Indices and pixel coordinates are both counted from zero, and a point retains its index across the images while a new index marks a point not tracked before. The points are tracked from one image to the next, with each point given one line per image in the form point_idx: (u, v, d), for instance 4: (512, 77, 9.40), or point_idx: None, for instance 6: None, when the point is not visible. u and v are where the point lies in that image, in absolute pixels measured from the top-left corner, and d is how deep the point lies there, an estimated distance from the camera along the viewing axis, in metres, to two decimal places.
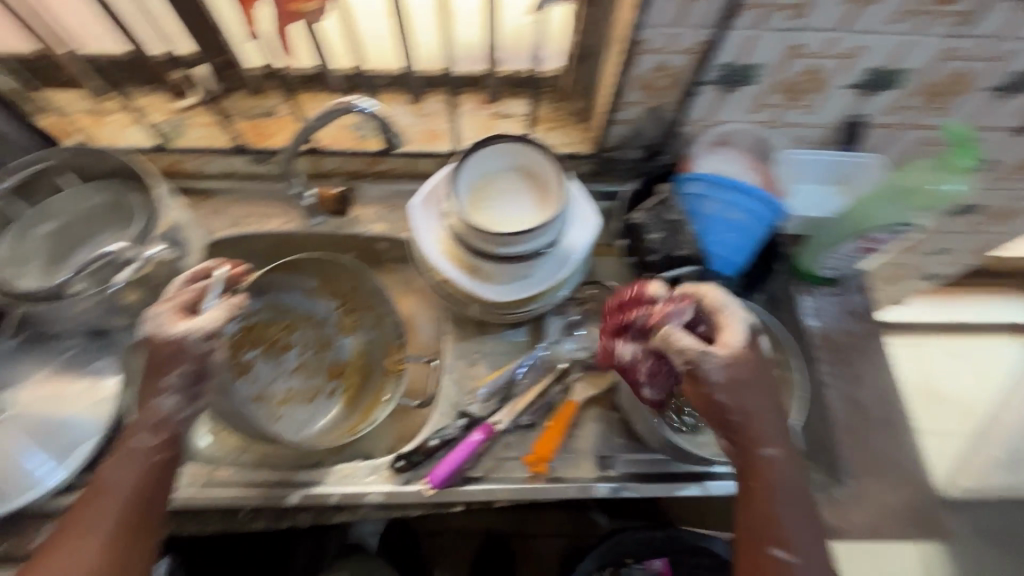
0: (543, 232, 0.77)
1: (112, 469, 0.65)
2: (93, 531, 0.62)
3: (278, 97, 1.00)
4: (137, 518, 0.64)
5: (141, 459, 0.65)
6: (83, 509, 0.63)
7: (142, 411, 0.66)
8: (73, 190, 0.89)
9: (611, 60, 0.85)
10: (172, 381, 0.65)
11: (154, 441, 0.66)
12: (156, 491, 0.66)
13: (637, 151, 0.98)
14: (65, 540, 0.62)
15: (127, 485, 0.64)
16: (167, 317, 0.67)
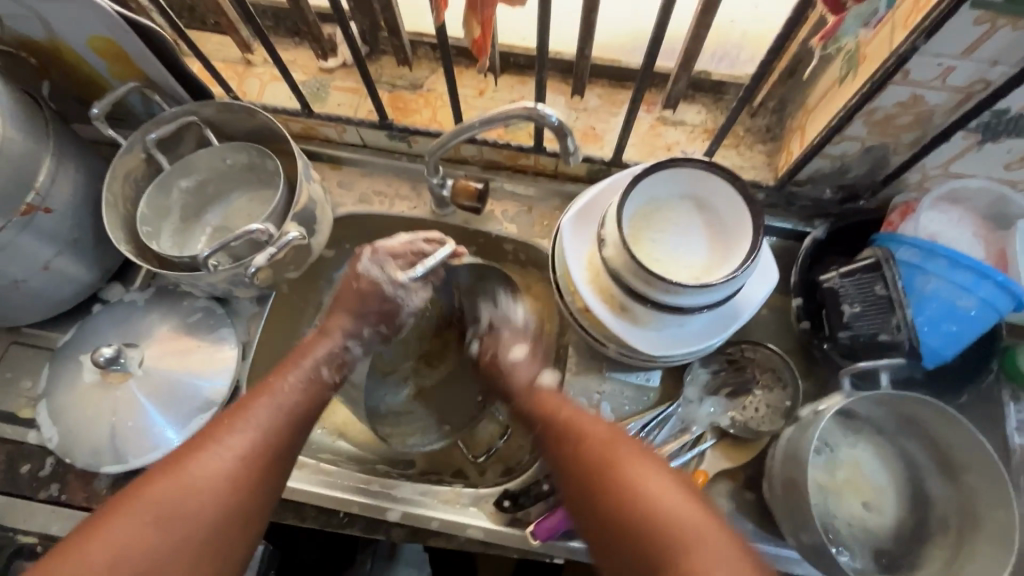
0: (720, 287, 0.65)
1: (259, 402, 0.65)
2: (228, 460, 0.59)
3: (427, 70, 0.92)
4: (268, 462, 0.62)
5: (287, 400, 0.66)
6: (222, 435, 0.61)
7: (304, 359, 0.70)
8: (216, 144, 0.84)
9: (838, 83, 0.69)
10: (367, 333, 0.75)
11: (314, 373, 0.69)
12: (291, 440, 0.65)
13: (831, 190, 0.81)
14: (194, 462, 0.59)
15: (269, 422, 0.64)
16: (387, 264, 0.74)
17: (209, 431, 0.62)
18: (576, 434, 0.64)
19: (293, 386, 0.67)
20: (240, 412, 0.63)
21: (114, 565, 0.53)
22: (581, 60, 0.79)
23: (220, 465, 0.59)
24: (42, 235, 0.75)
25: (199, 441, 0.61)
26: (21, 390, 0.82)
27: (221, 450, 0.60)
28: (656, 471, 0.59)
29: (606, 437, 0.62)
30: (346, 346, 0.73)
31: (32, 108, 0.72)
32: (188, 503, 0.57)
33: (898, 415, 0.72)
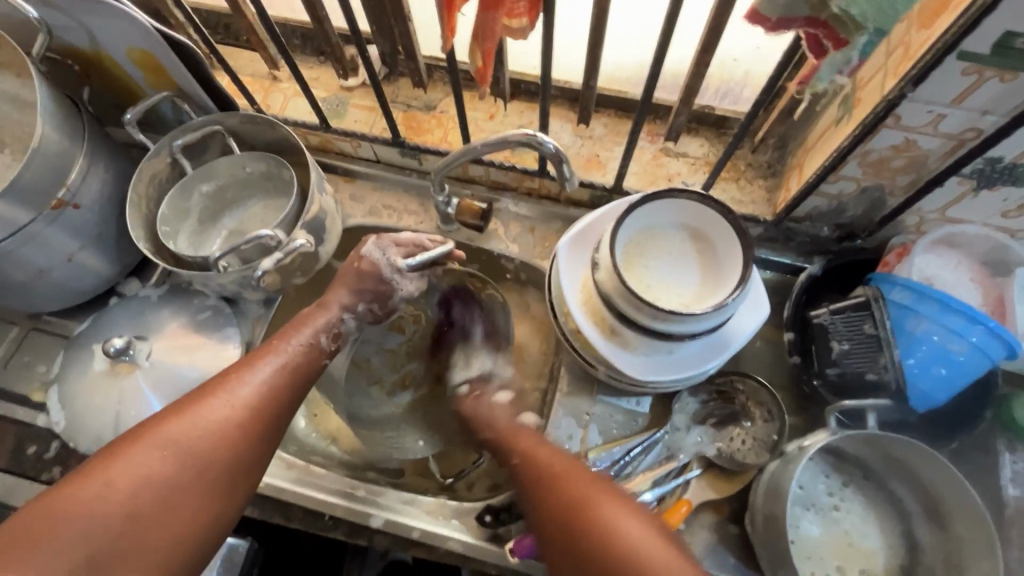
0: (709, 316, 0.66)
1: (264, 357, 0.68)
2: (239, 407, 0.62)
3: (441, 92, 0.96)
4: (273, 414, 0.65)
5: (292, 358, 0.69)
6: (234, 385, 0.64)
7: (304, 327, 0.72)
8: (237, 153, 0.89)
9: (835, 124, 0.70)
10: (361, 310, 0.77)
11: (313, 340, 0.72)
12: (295, 395, 0.68)
13: (829, 228, 0.82)
14: (205, 407, 0.61)
15: (277, 376, 0.67)
16: (387, 249, 0.77)
17: (220, 381, 0.64)
18: (561, 482, 0.64)
19: (297, 346, 0.70)
20: (249, 366, 0.66)
21: (132, 492, 0.55)
22: (587, 90, 0.82)
23: (231, 411, 0.62)
24: (68, 229, 0.79)
25: (209, 389, 0.64)
26: (36, 374, 0.86)
27: (232, 397, 0.63)
28: (633, 514, 0.60)
29: (583, 478, 0.63)
30: (342, 318, 0.75)
31: (71, 111, 0.78)
32: (201, 443, 0.59)
33: (886, 458, 0.72)
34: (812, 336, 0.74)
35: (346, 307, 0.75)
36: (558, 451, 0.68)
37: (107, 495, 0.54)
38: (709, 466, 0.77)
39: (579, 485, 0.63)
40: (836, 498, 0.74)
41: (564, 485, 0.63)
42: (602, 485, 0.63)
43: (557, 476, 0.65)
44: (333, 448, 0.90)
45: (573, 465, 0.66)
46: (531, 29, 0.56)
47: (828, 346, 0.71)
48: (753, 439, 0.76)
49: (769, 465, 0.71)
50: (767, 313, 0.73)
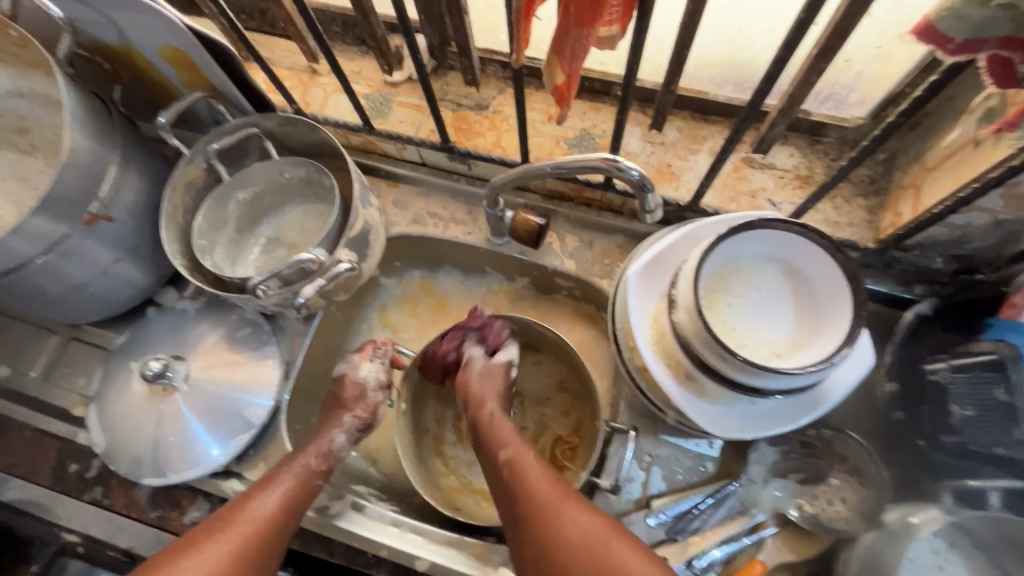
0: (808, 375, 0.57)
1: (263, 489, 0.65)
2: (240, 544, 0.60)
3: (495, 89, 0.87)
4: (270, 549, 0.62)
5: (289, 485, 0.66)
6: (233, 524, 0.61)
7: (303, 448, 0.70)
8: (274, 158, 0.82)
9: (973, 146, 0.58)
10: (348, 421, 0.73)
11: (316, 466, 0.69)
12: (293, 527, 0.65)
13: (944, 259, 0.70)
14: (201, 551, 0.58)
15: (277, 510, 0.64)
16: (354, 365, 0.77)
17: (216, 521, 0.61)
18: (534, 507, 0.60)
19: (297, 467, 0.68)
20: (245, 503, 0.63)
21: None
22: (665, 93, 0.72)
23: (228, 551, 0.59)
24: (104, 242, 0.75)
25: (203, 532, 0.60)
26: (76, 387, 0.84)
27: (227, 539, 0.59)
28: (610, 533, 0.55)
29: (554, 495, 0.60)
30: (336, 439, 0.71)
31: (101, 115, 0.72)
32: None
33: (1006, 538, 0.61)
34: (921, 393, 0.66)
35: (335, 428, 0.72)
36: (535, 456, 0.65)
37: None
38: (786, 524, 0.69)
39: (548, 497, 0.60)
40: (941, 559, 0.64)
41: (541, 507, 0.59)
42: (573, 500, 0.59)
43: (530, 502, 0.60)
44: (374, 474, 0.86)
45: (545, 478, 0.62)
46: (622, 37, 0.47)
47: (946, 410, 0.63)
48: (844, 501, 0.68)
49: (863, 536, 0.65)
50: (871, 365, 0.63)
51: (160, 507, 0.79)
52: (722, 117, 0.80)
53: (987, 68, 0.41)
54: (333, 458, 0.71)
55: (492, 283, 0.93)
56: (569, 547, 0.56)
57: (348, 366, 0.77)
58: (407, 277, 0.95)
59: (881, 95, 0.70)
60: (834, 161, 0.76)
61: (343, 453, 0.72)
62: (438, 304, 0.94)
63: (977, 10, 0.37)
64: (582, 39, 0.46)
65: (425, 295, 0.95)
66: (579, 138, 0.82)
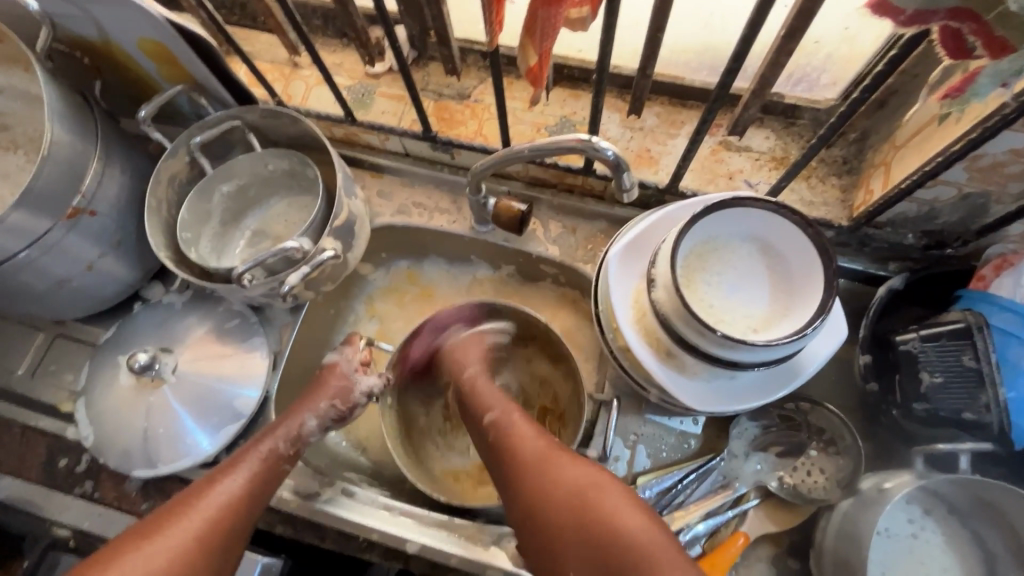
0: (784, 347, 0.59)
1: (228, 472, 0.65)
2: (198, 529, 0.59)
3: (476, 79, 0.88)
4: (232, 532, 0.61)
5: (255, 467, 0.66)
6: (198, 504, 0.61)
7: (271, 432, 0.70)
8: (259, 150, 0.82)
9: (938, 121, 0.60)
10: (324, 408, 0.74)
11: (286, 450, 0.70)
12: (256, 512, 0.64)
13: (915, 235, 0.72)
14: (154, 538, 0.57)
15: (242, 492, 0.64)
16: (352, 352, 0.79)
17: (177, 504, 0.61)
18: (522, 460, 0.62)
19: (263, 450, 0.68)
20: (208, 485, 0.63)
21: None
22: (641, 78, 0.73)
23: (188, 533, 0.58)
24: (88, 236, 0.75)
25: (163, 518, 0.60)
26: (63, 383, 0.84)
27: (189, 523, 0.59)
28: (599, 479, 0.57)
29: (544, 449, 0.62)
30: (305, 424, 0.72)
31: (81, 109, 0.72)
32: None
33: (977, 502, 0.63)
34: (894, 364, 0.67)
35: (305, 414, 0.72)
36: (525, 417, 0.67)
37: None
38: (768, 496, 0.71)
39: (537, 450, 0.62)
40: (915, 526, 0.67)
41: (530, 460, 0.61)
42: (564, 454, 0.61)
43: (517, 453, 0.63)
44: (365, 462, 0.87)
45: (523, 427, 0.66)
46: (593, 20, 0.49)
47: (916, 378, 0.64)
48: (822, 472, 0.70)
49: (840, 503, 0.66)
50: (845, 337, 0.65)
51: (151, 499, 0.79)
52: (699, 101, 0.81)
53: (940, 41, 0.43)
54: (302, 443, 0.72)
55: (478, 271, 0.94)
56: (552, 500, 0.57)
57: (342, 356, 0.78)
58: (394, 267, 0.96)
59: (850, 76, 0.71)
60: (808, 142, 0.78)
61: (313, 439, 0.73)
62: (424, 292, 0.95)
63: None
64: (552, 19, 0.47)
65: (409, 284, 0.96)
66: (560, 125, 0.83)
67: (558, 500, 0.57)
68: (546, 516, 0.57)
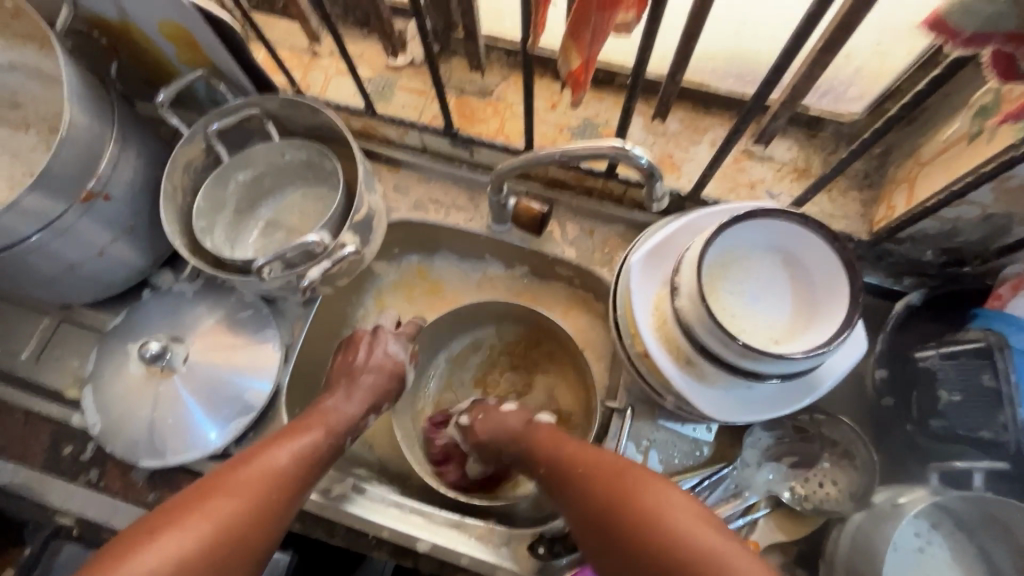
0: (807, 360, 0.59)
1: (281, 442, 0.65)
2: (260, 493, 0.60)
3: (499, 76, 0.87)
4: (284, 503, 0.62)
5: (311, 445, 0.67)
6: (257, 460, 0.63)
7: (319, 415, 0.71)
8: (276, 140, 0.81)
9: (968, 140, 0.60)
10: (351, 403, 0.74)
11: (338, 427, 0.71)
12: (309, 485, 0.65)
13: (934, 252, 0.73)
14: (205, 506, 0.57)
15: (297, 458, 0.65)
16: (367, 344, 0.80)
17: (241, 459, 0.63)
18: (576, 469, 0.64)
19: (322, 430, 0.69)
20: (258, 454, 0.63)
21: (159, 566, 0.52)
22: (670, 84, 0.72)
23: (240, 501, 0.59)
24: (101, 221, 0.73)
25: (225, 472, 0.61)
26: (69, 369, 0.83)
27: (250, 476, 0.61)
28: (673, 499, 0.56)
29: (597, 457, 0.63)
30: (366, 418, 0.75)
31: (99, 90, 0.71)
32: (194, 559, 0.54)
33: (986, 516, 0.64)
34: (912, 378, 0.69)
35: (370, 408, 0.75)
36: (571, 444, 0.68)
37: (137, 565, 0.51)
38: (779, 506, 0.71)
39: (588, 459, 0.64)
40: (923, 540, 0.68)
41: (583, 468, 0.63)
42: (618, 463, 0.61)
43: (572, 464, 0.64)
44: (372, 456, 0.86)
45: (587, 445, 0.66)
46: (638, 23, 0.49)
47: (934, 394, 0.66)
48: (834, 483, 0.70)
49: (852, 516, 0.67)
50: (864, 352, 0.66)
51: (158, 489, 0.78)
52: (723, 109, 0.81)
53: (990, 65, 0.44)
54: (338, 435, 0.71)
55: (489, 269, 0.93)
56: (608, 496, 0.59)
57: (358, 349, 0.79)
58: (407, 263, 0.95)
59: (877, 91, 0.71)
60: (830, 155, 0.78)
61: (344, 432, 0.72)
62: (435, 287, 0.94)
63: (987, 5, 0.38)
64: (603, 23, 0.47)
65: (421, 280, 0.95)
66: (582, 127, 0.82)
67: (635, 518, 0.56)
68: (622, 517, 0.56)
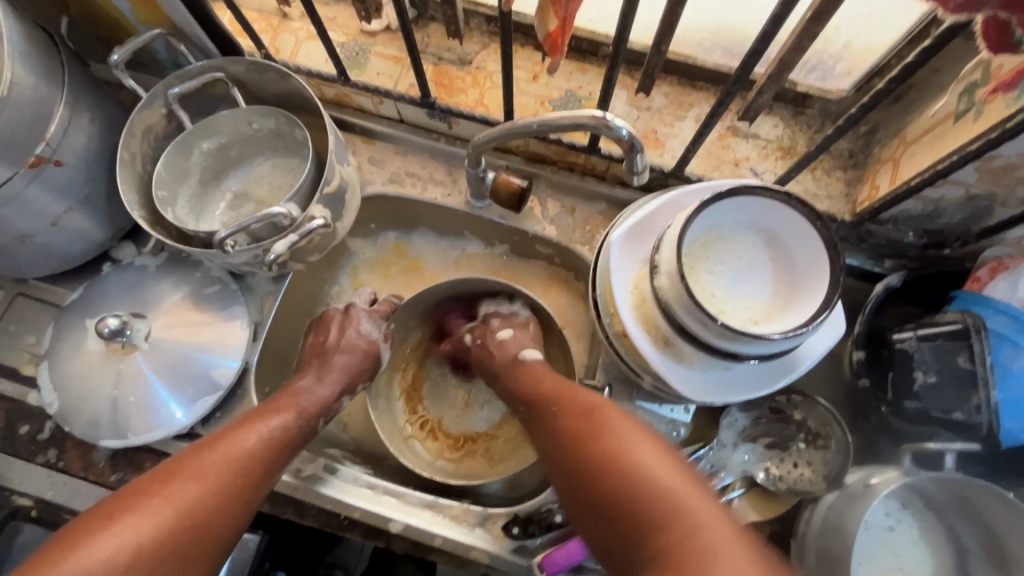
0: (785, 341, 0.58)
1: (249, 426, 0.63)
2: (226, 478, 0.58)
3: (479, 44, 0.83)
4: (251, 489, 0.60)
5: (280, 429, 0.65)
6: (223, 445, 0.60)
7: (288, 397, 0.69)
8: (243, 106, 0.77)
9: (955, 118, 0.59)
10: (328, 384, 0.72)
11: (308, 410, 0.69)
12: (279, 469, 0.64)
13: (915, 234, 0.72)
14: (166, 491, 0.55)
15: (265, 442, 0.63)
16: (337, 323, 0.77)
17: (206, 442, 0.60)
18: (562, 398, 0.63)
19: (291, 412, 0.67)
20: (224, 438, 0.61)
21: (115, 552, 0.49)
22: (654, 55, 0.69)
23: (205, 487, 0.56)
24: (53, 189, 0.69)
25: (189, 456, 0.59)
26: (25, 345, 0.79)
27: (215, 461, 0.58)
28: (650, 451, 0.53)
29: (573, 401, 0.62)
30: (339, 401, 0.73)
31: (45, 47, 0.66)
32: (156, 547, 0.51)
33: (955, 495, 0.65)
34: (888, 361, 0.68)
35: (343, 390, 0.73)
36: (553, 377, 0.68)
37: (91, 552, 0.49)
38: (753, 486, 0.72)
39: (557, 395, 0.64)
40: (893, 519, 0.68)
41: (550, 404, 0.63)
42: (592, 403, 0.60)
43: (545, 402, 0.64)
44: (346, 435, 0.85)
45: (569, 385, 0.65)
46: None
47: (909, 376, 0.66)
48: (809, 464, 0.71)
49: (825, 496, 0.67)
50: (842, 333, 0.65)
51: (121, 469, 0.76)
52: (709, 83, 0.79)
53: (981, 31, 0.41)
54: (308, 416, 0.68)
55: (468, 246, 0.91)
56: (581, 440, 0.57)
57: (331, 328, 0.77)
58: (384, 239, 0.92)
59: (865, 68, 0.70)
60: (816, 133, 0.77)
61: (316, 416, 0.70)
62: (411, 263, 0.92)
63: None
64: None
65: (398, 257, 0.92)
66: (564, 100, 0.79)
67: (603, 465, 0.53)
68: (595, 454, 0.55)
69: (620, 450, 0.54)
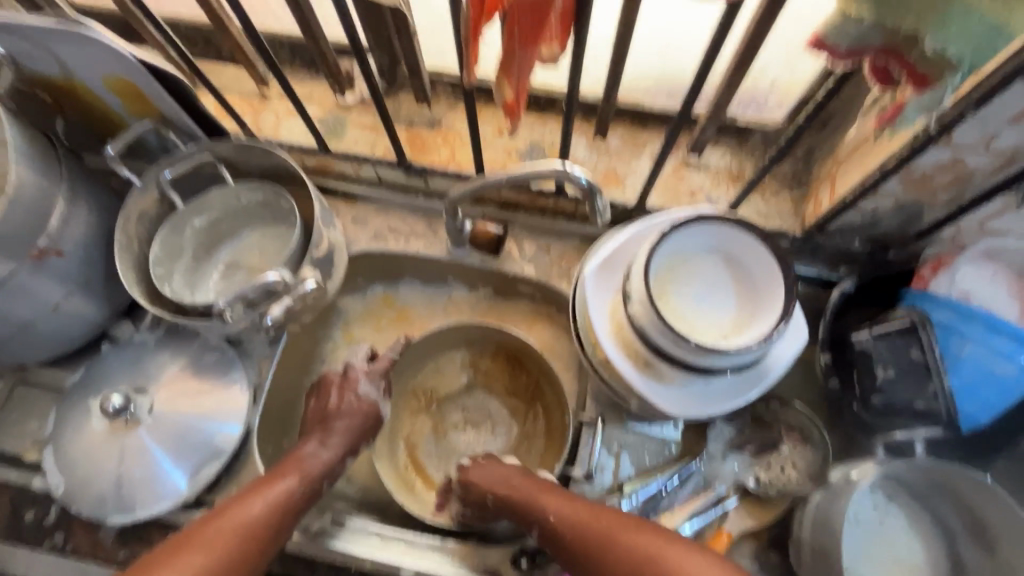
0: (752, 352, 0.63)
1: (256, 496, 0.65)
2: (232, 549, 0.60)
3: (446, 107, 0.90)
4: (257, 558, 0.62)
5: (286, 493, 0.67)
6: (230, 517, 0.62)
7: (298, 462, 0.71)
8: (231, 183, 0.82)
9: (874, 139, 0.66)
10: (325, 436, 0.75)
11: (315, 475, 0.70)
12: (283, 536, 0.65)
13: (861, 241, 0.78)
14: (174, 563, 0.57)
15: (271, 512, 0.64)
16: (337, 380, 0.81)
17: (216, 514, 0.63)
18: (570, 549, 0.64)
19: (297, 477, 0.69)
20: (232, 508, 0.63)
21: None
22: (606, 104, 0.77)
23: (210, 558, 0.59)
24: (54, 278, 0.72)
25: (199, 529, 0.61)
26: (27, 432, 0.81)
27: (221, 534, 0.61)
28: (689, 549, 0.58)
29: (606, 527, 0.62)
30: (343, 461, 0.75)
31: (45, 148, 0.71)
32: None
33: (931, 480, 0.69)
34: (851, 360, 0.74)
35: (344, 452, 0.75)
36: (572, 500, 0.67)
37: None
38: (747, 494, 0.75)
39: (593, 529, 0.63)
40: (881, 511, 0.72)
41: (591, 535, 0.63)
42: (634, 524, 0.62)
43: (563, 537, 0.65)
44: (350, 486, 0.87)
45: (586, 507, 0.65)
46: (563, 54, 0.52)
47: (872, 372, 0.71)
48: (795, 467, 0.75)
49: (813, 495, 0.71)
50: (806, 339, 0.70)
51: (129, 545, 0.77)
52: (658, 123, 0.86)
53: (871, 72, 0.51)
54: (312, 477, 0.70)
55: (453, 292, 0.95)
56: (615, 571, 0.59)
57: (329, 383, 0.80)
58: (372, 292, 0.96)
59: (793, 99, 0.78)
60: (760, 159, 0.84)
61: (324, 475, 0.71)
62: (401, 314, 0.96)
63: (854, 27, 0.45)
64: (528, 59, 0.51)
65: (388, 309, 0.96)
66: (529, 149, 0.87)
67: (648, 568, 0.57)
68: None
69: (659, 575, 0.57)
